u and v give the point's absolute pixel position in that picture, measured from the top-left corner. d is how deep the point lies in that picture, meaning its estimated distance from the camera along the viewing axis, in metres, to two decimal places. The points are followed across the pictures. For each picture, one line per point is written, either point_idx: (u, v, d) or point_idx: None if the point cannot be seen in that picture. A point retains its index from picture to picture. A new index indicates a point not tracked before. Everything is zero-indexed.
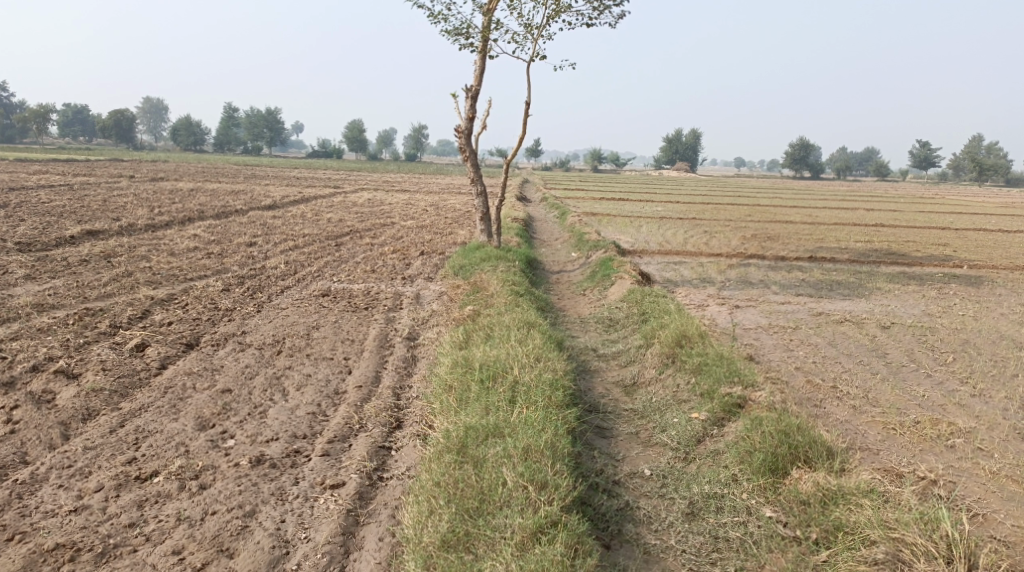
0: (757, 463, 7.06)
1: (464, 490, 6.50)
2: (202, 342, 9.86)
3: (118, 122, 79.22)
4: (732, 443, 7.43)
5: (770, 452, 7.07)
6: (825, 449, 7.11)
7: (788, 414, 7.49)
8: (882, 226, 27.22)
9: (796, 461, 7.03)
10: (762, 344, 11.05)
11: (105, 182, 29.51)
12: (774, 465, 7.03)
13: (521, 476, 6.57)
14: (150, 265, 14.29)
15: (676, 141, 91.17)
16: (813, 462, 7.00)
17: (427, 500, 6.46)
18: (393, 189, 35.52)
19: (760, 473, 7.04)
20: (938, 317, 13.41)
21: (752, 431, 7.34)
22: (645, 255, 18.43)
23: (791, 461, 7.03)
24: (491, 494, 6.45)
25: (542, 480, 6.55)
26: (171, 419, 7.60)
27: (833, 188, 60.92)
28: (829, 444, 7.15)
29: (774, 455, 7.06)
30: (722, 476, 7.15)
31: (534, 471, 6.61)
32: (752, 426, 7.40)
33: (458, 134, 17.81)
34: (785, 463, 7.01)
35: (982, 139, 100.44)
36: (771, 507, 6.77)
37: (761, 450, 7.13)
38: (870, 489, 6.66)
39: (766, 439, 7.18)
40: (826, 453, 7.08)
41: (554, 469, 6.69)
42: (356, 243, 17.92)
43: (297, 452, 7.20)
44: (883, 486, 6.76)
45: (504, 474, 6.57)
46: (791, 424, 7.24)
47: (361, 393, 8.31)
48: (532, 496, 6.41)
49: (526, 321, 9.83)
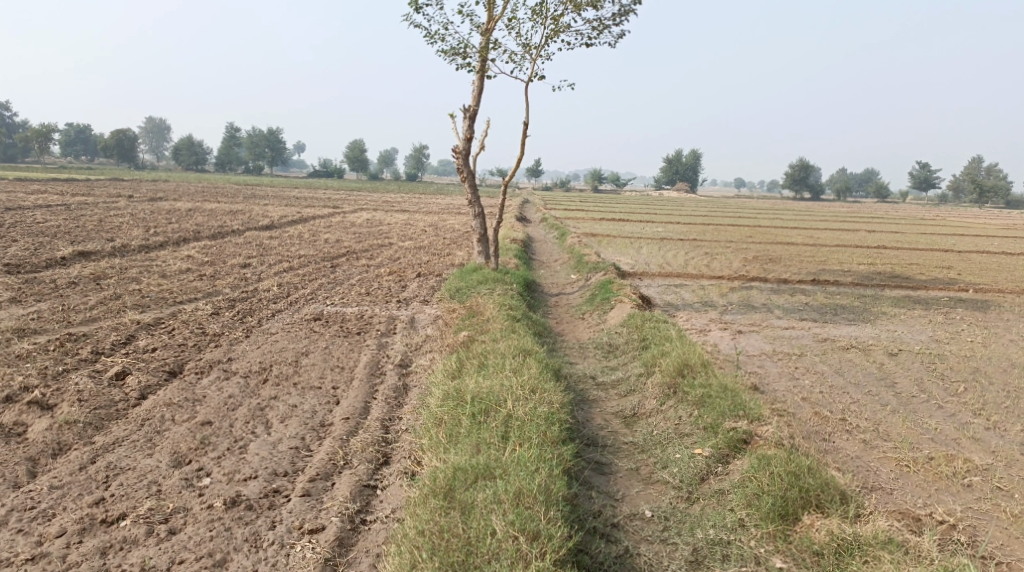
0: (765, 508, 6.66)
1: (450, 540, 6.11)
2: (186, 370, 9.49)
3: (120, 142, 79.13)
4: (738, 483, 7.04)
5: (779, 496, 6.68)
6: (837, 492, 6.72)
7: (797, 453, 7.10)
8: (884, 248, 26.92)
9: (807, 505, 6.64)
10: (766, 373, 10.68)
11: (102, 201, 29.21)
12: (784, 510, 6.64)
13: (512, 525, 6.18)
14: (140, 287, 13.94)
15: (676, 162, 91.08)
16: (825, 507, 6.61)
17: (410, 551, 6.07)
18: (392, 209, 35.23)
19: (768, 518, 6.64)
20: (946, 344, 13.04)
21: (759, 472, 6.95)
22: (646, 278, 18.09)
23: (801, 506, 6.64)
24: (480, 545, 6.07)
25: (535, 529, 6.16)
26: (146, 454, 7.23)
27: (835, 209, 60.62)
28: (841, 487, 6.76)
29: (784, 499, 6.67)
30: (727, 520, 6.75)
31: (527, 520, 6.22)
32: (759, 466, 7.00)
33: (455, 155, 17.51)
34: (795, 508, 6.62)
35: (982, 161, 100.40)
36: (781, 557, 6.38)
37: (769, 493, 6.73)
38: (888, 539, 6.30)
39: (774, 481, 6.79)
40: (839, 497, 6.70)
41: (547, 516, 6.30)
42: (352, 265, 17.58)
43: (276, 492, 6.83)
44: (902, 535, 6.39)
45: (494, 523, 6.18)
46: (801, 466, 6.85)
47: (348, 425, 7.92)
48: (524, 548, 6.02)
49: (522, 348, 9.45)
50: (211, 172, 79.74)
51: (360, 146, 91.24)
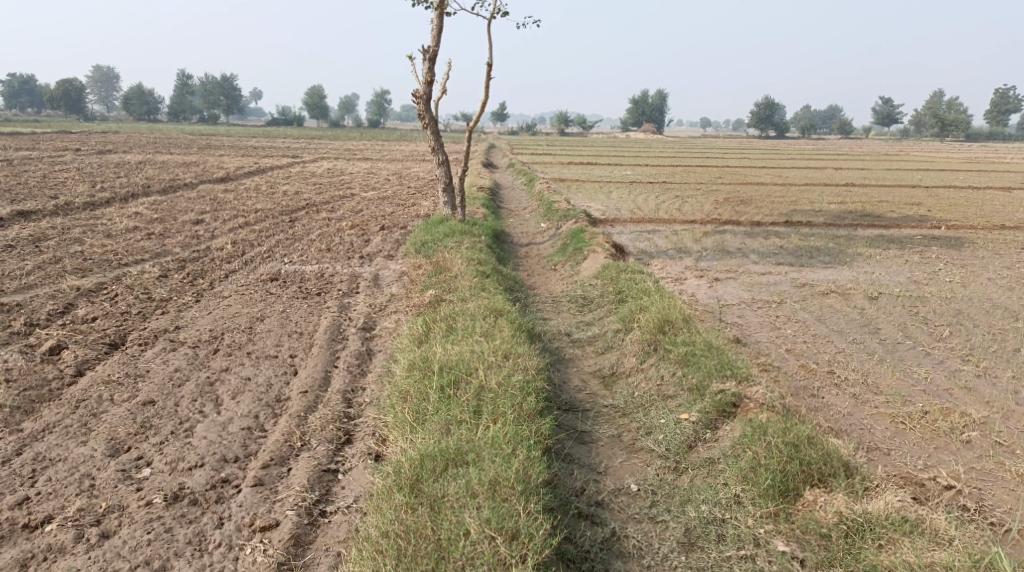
0: (765, 485, 6.19)
1: (420, 543, 5.56)
2: (129, 340, 8.79)
3: (68, 93, 76.24)
4: (730, 454, 6.58)
5: (779, 471, 6.21)
6: (841, 465, 6.28)
7: (794, 419, 6.64)
8: (853, 186, 26.52)
9: (810, 480, 6.19)
10: (747, 323, 10.21)
11: (48, 156, 27.89)
12: (785, 487, 6.17)
13: (488, 523, 5.65)
14: (84, 249, 13.07)
15: (641, 103, 89.97)
16: (828, 482, 6.18)
17: (373, 557, 5.51)
18: (353, 157, 34.19)
19: (769, 497, 6.17)
20: (925, 285, 12.64)
21: (754, 443, 6.48)
22: (617, 224, 17.51)
23: (803, 481, 6.19)
24: (453, 549, 5.53)
25: (513, 527, 5.64)
26: (79, 443, 6.62)
27: (801, 147, 60.24)
28: (844, 459, 6.32)
29: (785, 475, 6.21)
30: (722, 496, 6.29)
31: (503, 517, 5.69)
32: (753, 436, 6.53)
33: (415, 100, 16.63)
34: (797, 484, 6.16)
35: (943, 95, 100.40)
36: (784, 540, 5.93)
37: (768, 468, 6.26)
38: (903, 520, 5.86)
39: (773, 454, 6.33)
40: (842, 469, 6.25)
41: (527, 509, 5.78)
42: (312, 219, 16.74)
43: (224, 482, 6.26)
44: (915, 511, 5.97)
45: (467, 521, 5.64)
46: (800, 437, 6.39)
47: (306, 400, 7.34)
48: (502, 551, 5.50)
49: (492, 308, 8.84)
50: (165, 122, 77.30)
51: (319, 92, 88.83)
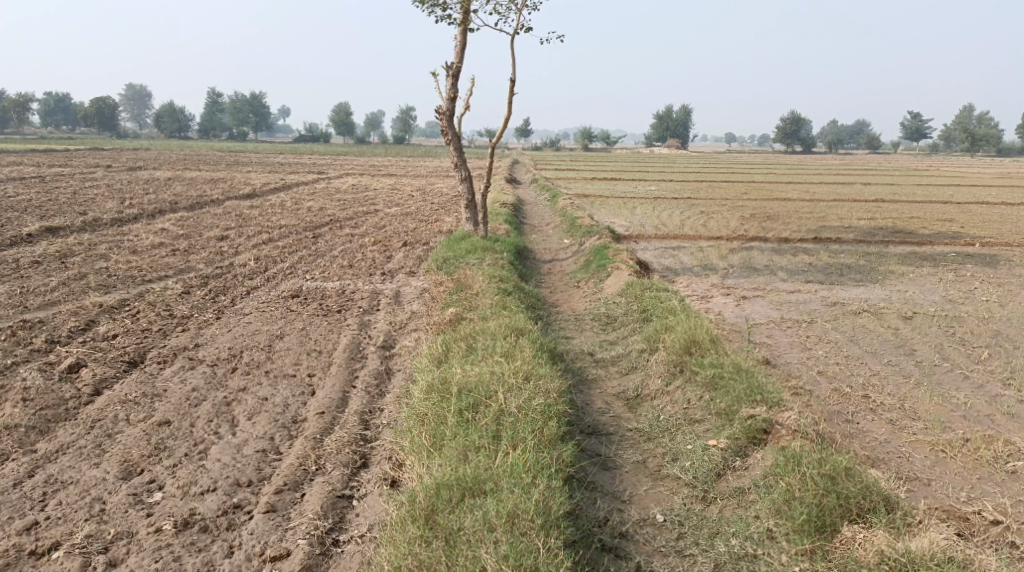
0: (799, 519, 5.91)
1: None
2: (147, 358, 8.67)
3: (99, 110, 77.25)
4: (762, 484, 6.31)
5: (815, 505, 5.93)
6: (880, 499, 5.99)
7: (829, 449, 6.36)
8: (883, 201, 26.07)
9: (847, 515, 5.90)
10: (777, 344, 9.93)
11: (78, 173, 28.13)
12: (821, 522, 5.89)
13: (506, 560, 5.42)
14: (107, 265, 13.04)
15: (666, 118, 89.67)
16: (866, 518, 5.89)
17: None
18: (378, 173, 34.22)
19: (803, 532, 5.89)
20: (961, 304, 12.27)
21: (788, 474, 6.21)
22: (642, 241, 17.28)
23: (841, 516, 5.91)
24: None
25: (532, 564, 5.41)
26: (92, 464, 6.48)
27: (829, 162, 59.78)
28: (883, 492, 6.03)
29: (820, 509, 5.93)
30: (753, 530, 6.02)
31: (523, 553, 5.47)
32: (786, 467, 6.26)
33: (438, 116, 16.51)
34: (834, 519, 5.88)
35: (973, 109, 99.24)
36: None
37: (802, 501, 5.99)
38: (947, 558, 5.56)
39: (807, 487, 6.05)
40: (880, 503, 5.97)
41: (548, 544, 5.55)
42: (335, 235, 16.66)
43: (236, 509, 6.11)
44: (960, 549, 5.66)
45: (484, 557, 5.42)
46: (837, 468, 6.10)
47: (323, 421, 7.17)
48: None
49: (514, 327, 8.63)
50: (195, 139, 78.05)
51: (345, 109, 89.41)
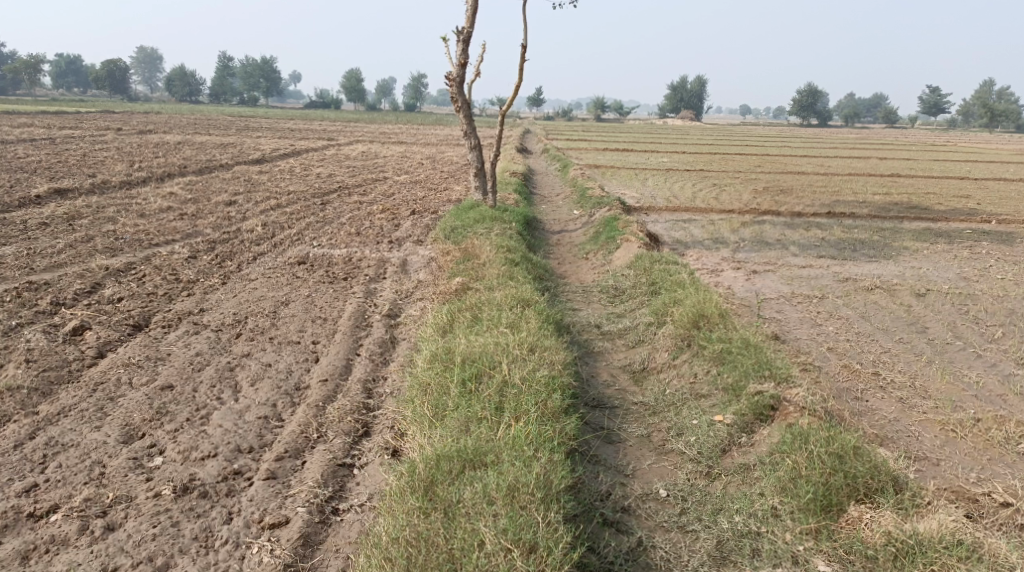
0: (806, 498, 5.84)
1: (432, 552, 5.32)
2: (152, 322, 8.62)
3: (112, 73, 76.96)
4: (768, 461, 6.24)
5: (822, 484, 5.86)
6: (889, 479, 5.91)
7: (838, 427, 6.27)
8: (898, 177, 25.75)
9: (854, 495, 5.83)
10: (787, 319, 9.81)
11: (89, 135, 27.99)
12: (827, 501, 5.82)
13: (505, 534, 5.37)
14: (115, 228, 12.98)
15: (680, 89, 88.75)
16: (874, 497, 5.81)
17: (381, 566, 5.26)
18: (389, 141, 34.03)
19: (809, 511, 5.81)
20: (975, 282, 12.11)
21: (794, 452, 6.13)
22: (652, 212, 17.10)
23: (848, 496, 5.83)
24: (468, 559, 5.27)
25: (531, 540, 5.35)
26: (93, 427, 6.45)
27: (845, 135, 59.05)
28: (892, 473, 5.94)
29: (827, 488, 5.85)
30: (757, 508, 5.95)
31: (522, 527, 5.41)
32: (793, 444, 6.18)
33: (449, 83, 16.31)
34: (841, 498, 5.81)
35: (993, 85, 97.87)
36: (825, 559, 5.58)
37: (809, 480, 5.91)
38: (956, 541, 5.48)
39: (815, 465, 5.97)
40: (888, 484, 5.88)
41: (549, 519, 5.50)
42: (343, 202, 16.55)
43: (236, 475, 6.08)
44: (969, 532, 5.58)
45: (483, 531, 5.37)
46: (845, 446, 6.02)
47: (326, 388, 7.11)
48: (519, 564, 5.22)
49: (520, 298, 8.54)
50: (206, 103, 77.66)
51: (357, 75, 88.83)
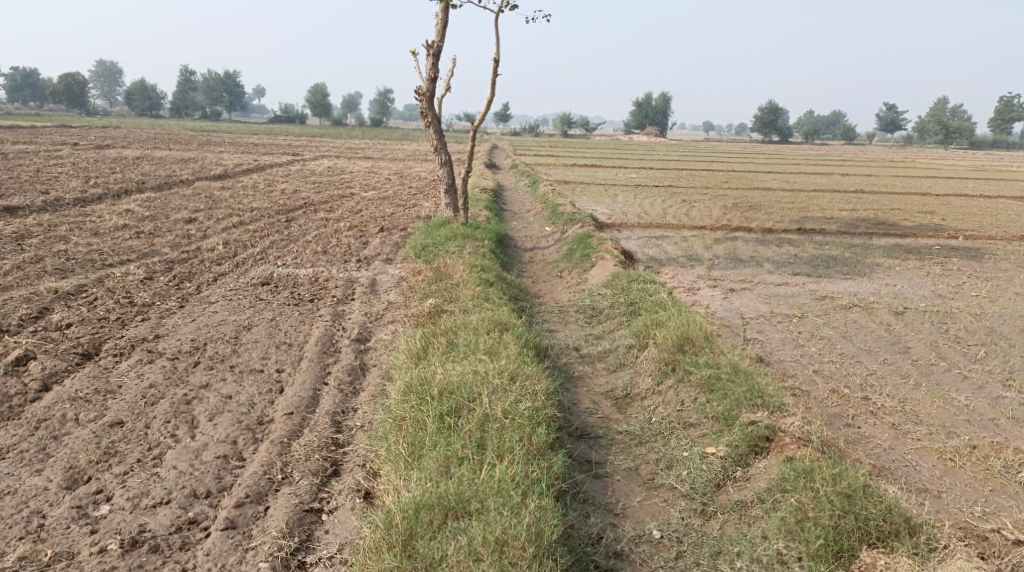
0: (816, 544, 5.58)
1: None
2: (103, 350, 8.10)
3: (70, 87, 75.40)
4: (769, 501, 5.98)
5: (833, 529, 5.61)
6: (901, 520, 5.67)
7: (841, 463, 6.03)
8: (863, 192, 25.80)
9: (866, 539, 5.59)
10: (768, 340, 9.54)
11: (44, 150, 27.14)
12: (838, 546, 5.58)
13: None
14: (68, 248, 12.38)
15: (645, 105, 89.13)
16: (888, 541, 5.57)
17: None
18: (355, 156, 33.49)
19: (819, 557, 5.56)
20: (952, 299, 11.96)
21: (799, 492, 5.88)
22: (624, 229, 16.84)
23: (859, 540, 5.59)
24: None
25: None
26: (33, 472, 6.02)
27: (806, 151, 59.46)
28: (905, 514, 5.70)
29: (838, 531, 5.61)
30: (762, 552, 5.68)
31: None
32: (797, 483, 5.92)
33: (418, 97, 15.91)
34: (853, 543, 5.57)
35: (948, 101, 99.71)
36: None
37: (818, 523, 5.66)
38: None
39: (824, 507, 5.71)
40: (900, 525, 5.65)
41: None
42: (309, 219, 16.05)
43: (191, 525, 5.71)
44: None
45: None
46: (854, 486, 5.77)
47: (292, 423, 6.68)
48: None
49: (496, 320, 8.14)
50: (168, 118, 76.35)
51: (321, 90, 88.11)
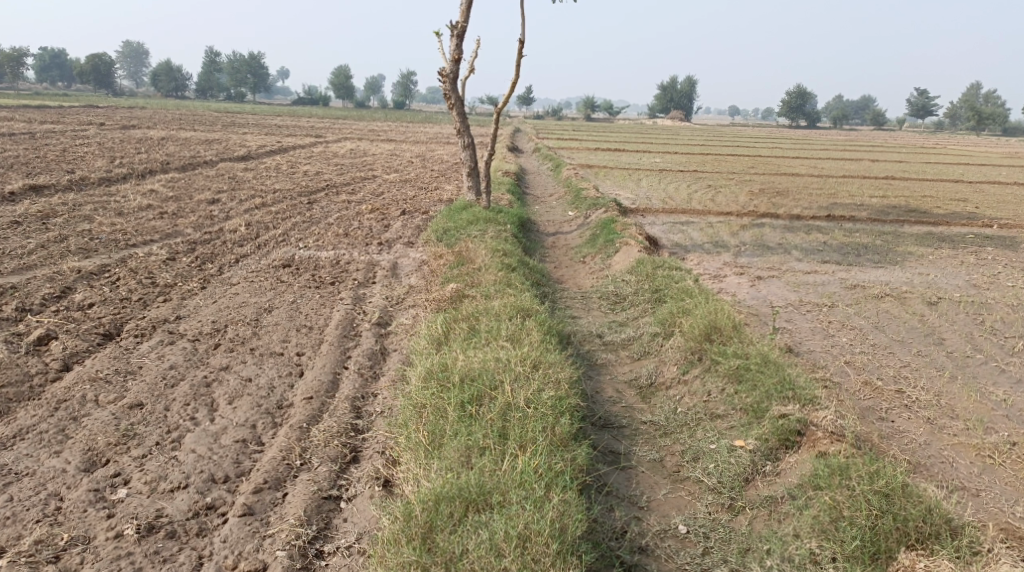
0: (851, 545, 5.40)
1: None
2: (124, 331, 8.01)
3: (96, 67, 75.75)
4: (802, 498, 5.80)
5: (870, 529, 5.43)
6: (942, 522, 5.47)
7: (878, 461, 5.83)
8: (893, 178, 25.33)
9: (905, 541, 5.40)
10: (798, 329, 9.31)
11: (70, 130, 27.24)
12: (875, 547, 5.39)
13: None
14: (91, 228, 12.34)
15: (670, 90, 88.29)
16: (928, 543, 5.38)
17: None
18: (378, 138, 33.35)
19: (855, 558, 5.38)
20: (986, 290, 11.65)
21: (833, 489, 5.69)
22: (649, 214, 16.60)
23: (898, 541, 5.40)
24: None
25: None
26: (51, 454, 5.95)
27: (833, 137, 58.58)
28: (945, 515, 5.50)
29: (875, 532, 5.43)
30: (793, 551, 5.52)
31: None
32: (830, 480, 5.74)
33: (441, 78, 15.71)
34: (891, 544, 5.38)
35: (979, 88, 98.00)
36: None
37: (854, 523, 5.48)
38: None
39: (861, 507, 5.52)
40: (941, 527, 5.45)
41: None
42: (331, 201, 15.94)
43: (208, 511, 5.61)
44: None
45: None
46: (892, 485, 5.58)
47: (311, 407, 6.56)
48: None
49: (519, 306, 7.98)
50: (194, 99, 76.58)
51: (345, 72, 88.01)
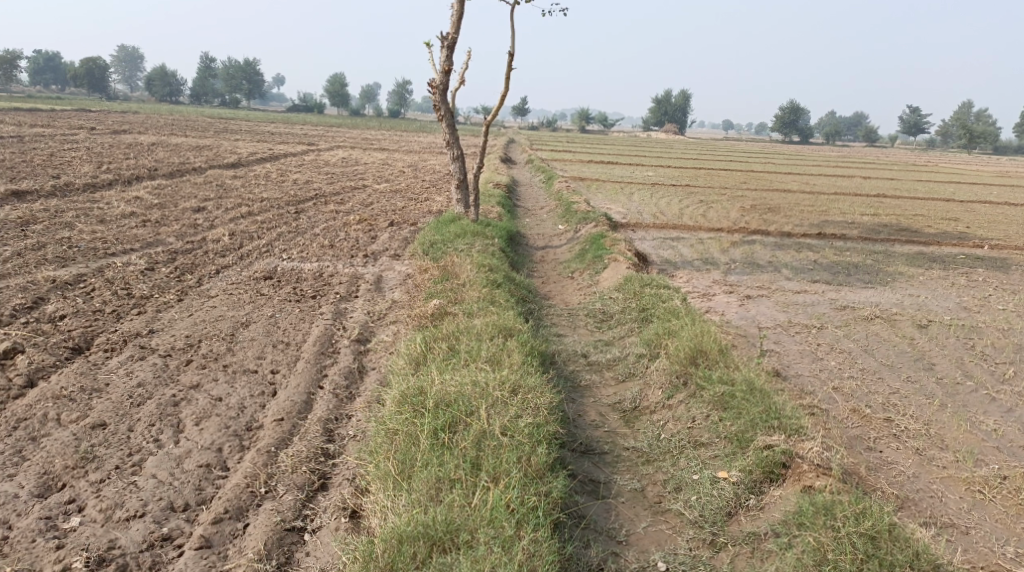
0: None
1: None
2: (94, 344, 7.78)
3: (91, 70, 75.38)
4: (785, 537, 5.65)
5: None
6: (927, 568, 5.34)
7: (865, 500, 5.70)
8: (885, 196, 25.23)
9: None
10: (786, 352, 9.13)
11: (59, 134, 26.96)
12: None
13: None
14: (71, 235, 12.09)
15: (665, 103, 88.36)
16: None
17: None
18: (371, 147, 33.13)
19: None
20: (977, 313, 11.49)
21: (818, 529, 5.54)
22: (639, 230, 16.44)
23: None
24: None
25: None
26: (5, 478, 5.74)
27: (826, 152, 58.53)
28: (932, 560, 5.37)
29: None
30: None
31: None
32: (815, 519, 5.60)
33: (431, 89, 15.50)
34: None
35: (972, 106, 98.35)
36: None
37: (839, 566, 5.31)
38: None
39: (845, 550, 5.39)
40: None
41: None
42: (318, 211, 15.72)
43: (164, 542, 5.43)
44: None
45: None
46: (877, 529, 5.47)
47: (281, 430, 6.34)
48: None
49: (501, 326, 7.76)
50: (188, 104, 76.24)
51: (341, 79, 87.80)
